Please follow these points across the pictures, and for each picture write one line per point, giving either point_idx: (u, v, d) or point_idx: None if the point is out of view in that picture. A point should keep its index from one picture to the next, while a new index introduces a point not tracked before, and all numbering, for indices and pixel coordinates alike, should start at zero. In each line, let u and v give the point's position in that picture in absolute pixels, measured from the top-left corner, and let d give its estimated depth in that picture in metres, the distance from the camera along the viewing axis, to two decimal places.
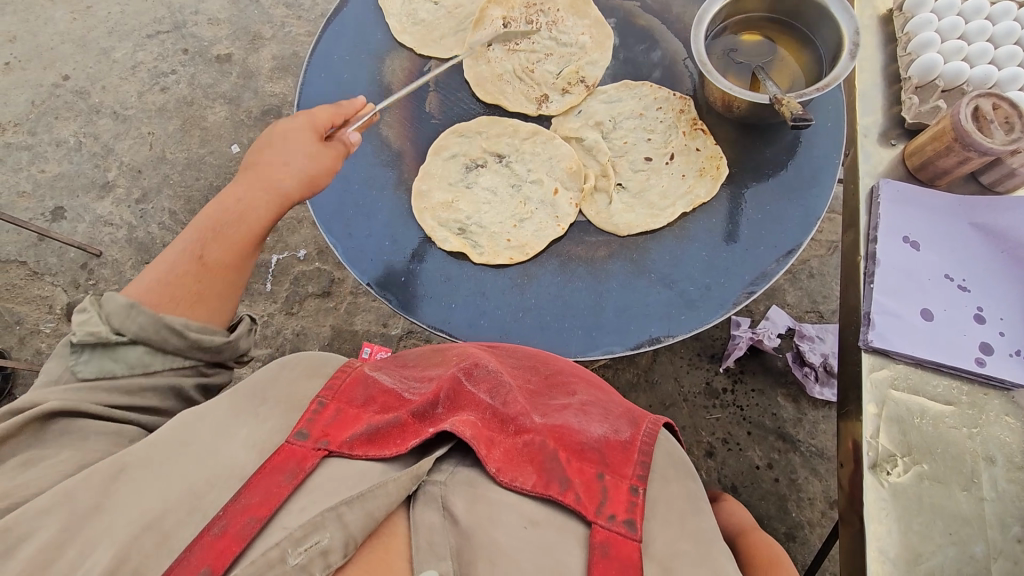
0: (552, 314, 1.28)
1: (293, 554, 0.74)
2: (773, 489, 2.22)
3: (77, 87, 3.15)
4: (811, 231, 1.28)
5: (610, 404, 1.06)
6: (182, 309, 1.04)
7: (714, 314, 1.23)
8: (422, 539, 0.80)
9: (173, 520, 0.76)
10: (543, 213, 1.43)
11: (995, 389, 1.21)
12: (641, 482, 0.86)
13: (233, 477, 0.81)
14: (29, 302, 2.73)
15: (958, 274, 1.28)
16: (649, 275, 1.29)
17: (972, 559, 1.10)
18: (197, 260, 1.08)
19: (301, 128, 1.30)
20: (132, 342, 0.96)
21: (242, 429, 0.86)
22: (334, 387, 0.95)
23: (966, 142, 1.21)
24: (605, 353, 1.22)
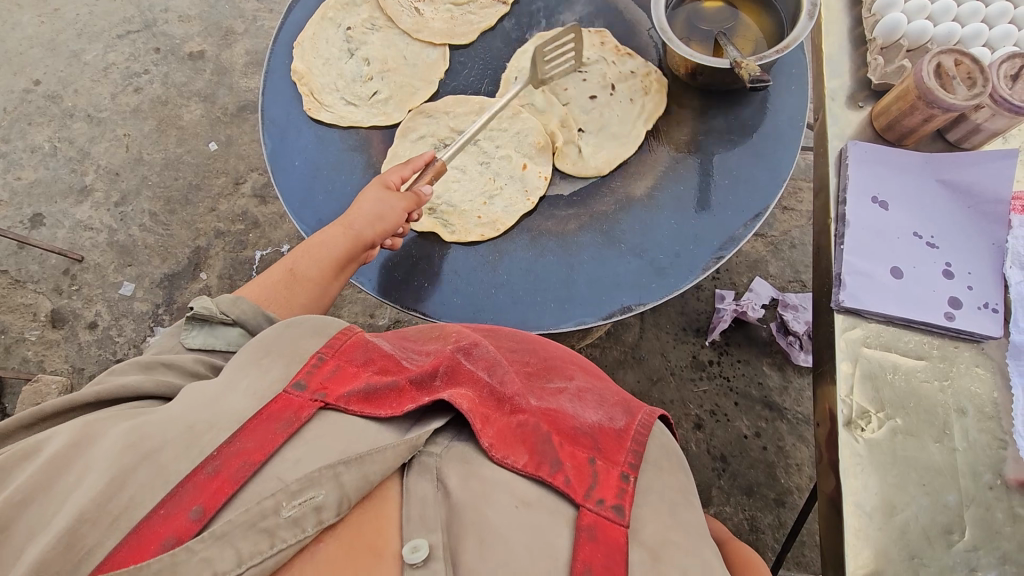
0: (524, 288, 1.29)
1: (287, 507, 0.74)
2: (762, 457, 2.25)
3: (49, 91, 3.11)
4: (778, 193, 1.28)
5: (605, 392, 1.10)
6: (274, 310, 1.11)
7: (684, 280, 1.24)
8: (414, 510, 0.81)
9: (170, 455, 0.77)
10: (513, 184, 1.43)
11: (965, 342, 1.23)
12: (632, 469, 0.88)
13: (233, 418, 0.82)
14: (12, 310, 2.71)
15: (927, 231, 1.29)
16: (620, 244, 1.29)
17: (945, 507, 1.13)
18: (288, 272, 1.16)
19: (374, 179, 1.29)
20: (233, 323, 1.05)
21: (246, 377, 0.87)
22: (336, 346, 0.96)
23: (929, 99, 1.22)
24: (576, 324, 1.23)
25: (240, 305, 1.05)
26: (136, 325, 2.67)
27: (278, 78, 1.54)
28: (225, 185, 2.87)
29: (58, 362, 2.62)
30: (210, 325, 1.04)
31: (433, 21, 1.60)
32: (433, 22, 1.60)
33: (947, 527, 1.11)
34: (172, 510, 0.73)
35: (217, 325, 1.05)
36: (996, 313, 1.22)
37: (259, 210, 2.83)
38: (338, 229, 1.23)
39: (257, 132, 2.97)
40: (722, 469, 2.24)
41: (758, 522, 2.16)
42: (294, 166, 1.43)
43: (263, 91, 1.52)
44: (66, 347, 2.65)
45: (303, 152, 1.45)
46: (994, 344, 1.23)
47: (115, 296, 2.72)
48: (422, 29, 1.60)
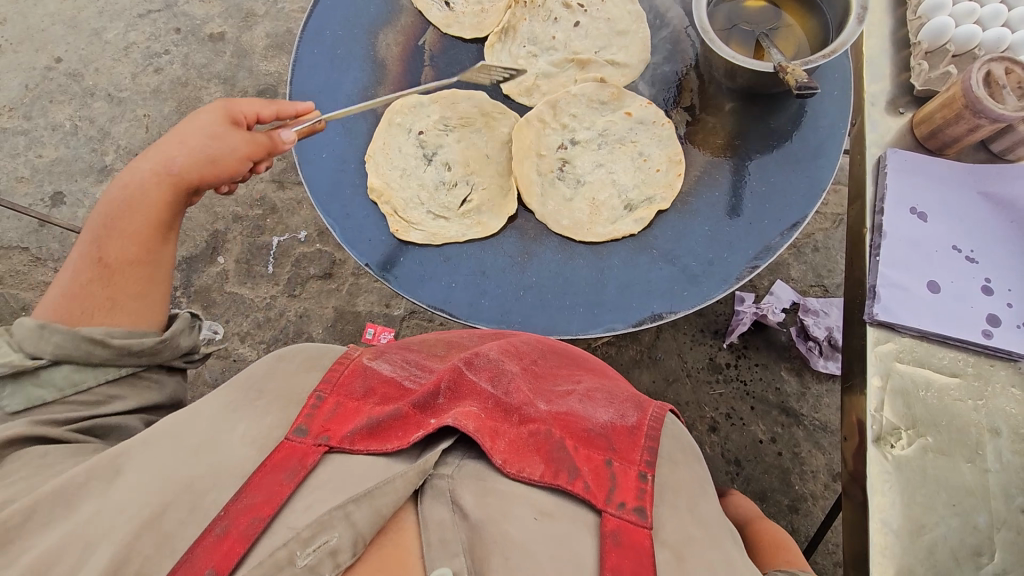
0: (552, 291, 1.26)
1: (302, 555, 0.74)
2: (777, 462, 2.24)
3: (70, 70, 3.10)
4: (816, 203, 1.25)
5: (615, 389, 1.09)
6: (104, 320, 1.08)
7: (717, 290, 1.21)
8: (433, 535, 0.79)
9: (174, 520, 0.77)
10: (564, 186, 1.41)
11: (1000, 361, 1.20)
12: (648, 467, 0.88)
13: (235, 474, 0.82)
14: (33, 288, 2.74)
15: (966, 245, 1.25)
16: (651, 250, 1.27)
17: (975, 529, 1.11)
18: (101, 262, 1.10)
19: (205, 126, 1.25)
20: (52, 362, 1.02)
21: (241, 425, 0.88)
22: (333, 381, 0.96)
23: (976, 109, 1.18)
24: (606, 330, 1.21)
25: (49, 339, 1.01)
26: None
27: (306, 66, 1.50)
28: None
29: None
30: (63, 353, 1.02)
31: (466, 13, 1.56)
32: (464, 15, 1.55)
33: (976, 549, 1.10)
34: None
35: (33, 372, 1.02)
36: None
37: (277, 196, 2.78)
38: (153, 180, 1.17)
39: None
40: (736, 473, 2.23)
41: None
42: (320, 158, 1.41)
43: (291, 78, 1.49)
44: None
45: (330, 146, 1.43)
46: None
47: None
48: (452, 20, 1.54)
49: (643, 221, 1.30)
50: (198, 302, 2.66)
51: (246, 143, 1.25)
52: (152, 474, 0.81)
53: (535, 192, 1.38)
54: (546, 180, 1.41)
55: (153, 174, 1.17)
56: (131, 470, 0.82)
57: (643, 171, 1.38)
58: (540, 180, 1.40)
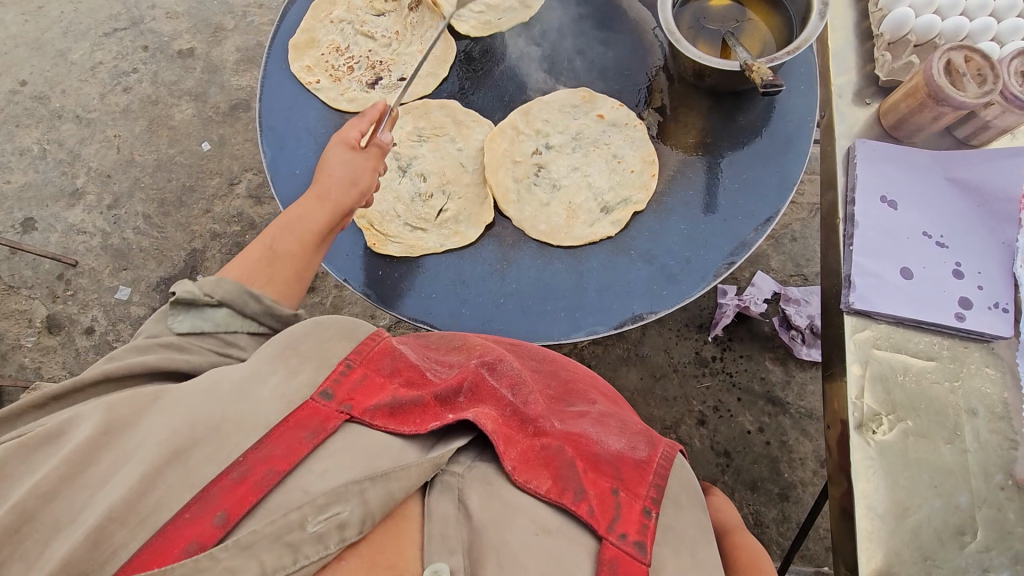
0: (534, 297, 1.26)
1: (312, 521, 0.73)
2: (765, 452, 2.27)
3: (36, 92, 3.04)
4: (787, 198, 1.26)
5: (626, 420, 1.08)
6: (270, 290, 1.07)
7: (694, 288, 1.22)
8: (435, 528, 0.80)
9: (199, 456, 0.77)
10: (540, 191, 1.42)
11: (975, 342, 1.23)
12: (654, 504, 0.87)
13: (261, 423, 0.82)
14: (7, 317, 2.68)
15: (937, 231, 1.26)
16: (628, 252, 1.28)
17: (958, 509, 1.13)
18: (267, 250, 1.10)
19: (347, 162, 1.26)
20: None
21: (274, 378, 0.87)
22: (364, 354, 0.96)
23: (939, 97, 1.20)
24: (588, 333, 1.20)
25: (224, 285, 0.99)
26: (133, 330, 2.64)
27: (276, 82, 1.48)
28: (219, 186, 2.83)
29: (55, 369, 2.60)
30: (197, 308, 0.97)
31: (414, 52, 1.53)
32: (414, 62, 1.53)
33: (959, 529, 1.12)
34: (197, 514, 0.73)
35: None
36: (1007, 313, 1.21)
37: (255, 210, 2.79)
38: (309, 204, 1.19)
39: (250, 130, 2.91)
40: (726, 465, 2.26)
41: (762, 516, 2.19)
42: (294, 174, 1.39)
43: (263, 92, 1.48)
44: (63, 353, 2.62)
45: (304, 160, 1.41)
46: (1004, 344, 1.22)
47: (111, 301, 2.69)
48: (407, 71, 1.52)
49: (619, 221, 1.31)
50: None
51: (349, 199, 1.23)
52: (184, 409, 0.80)
53: (512, 198, 1.38)
54: (521, 186, 1.41)
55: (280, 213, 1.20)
56: (172, 399, 0.82)
57: (618, 172, 1.39)
58: (514, 187, 1.41)
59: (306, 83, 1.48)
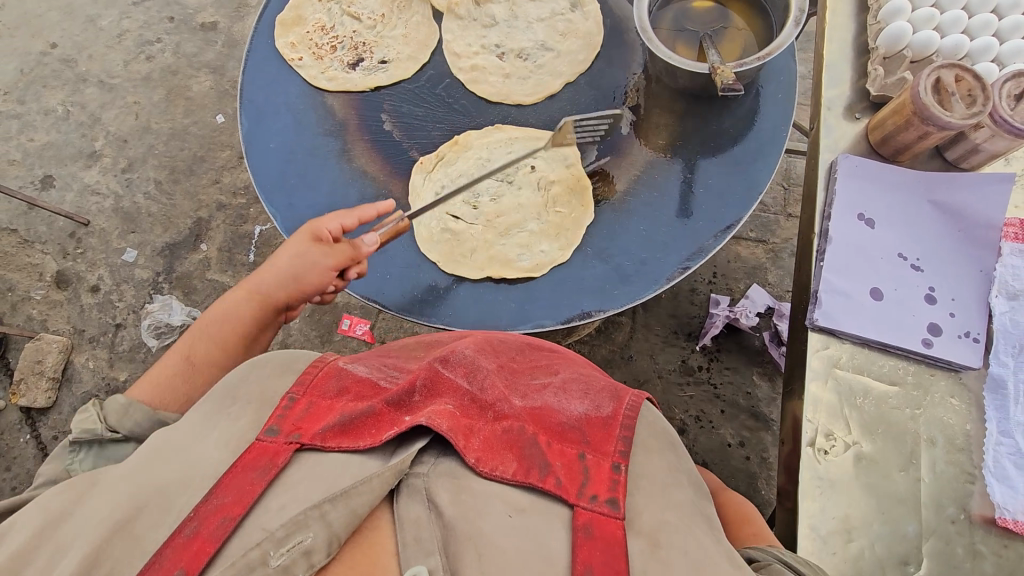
0: (485, 288, 1.23)
1: (275, 555, 0.75)
2: (743, 466, 2.24)
3: (65, 55, 3.14)
4: (751, 206, 1.19)
5: (591, 379, 1.08)
6: (174, 407, 1.06)
7: (643, 292, 1.16)
8: (409, 534, 0.80)
9: (145, 523, 0.78)
10: (527, 192, 1.35)
11: (942, 370, 1.19)
12: (622, 458, 0.89)
13: (206, 476, 0.83)
14: (19, 270, 2.78)
15: (912, 253, 1.23)
16: (586, 249, 1.23)
17: (904, 538, 1.10)
18: (183, 358, 1.10)
19: (295, 251, 1.18)
20: (126, 438, 0.99)
21: (214, 431, 0.89)
22: (306, 382, 0.97)
23: (924, 116, 1.16)
24: (534, 327, 1.17)
25: (130, 420, 0.99)
26: (136, 291, 2.72)
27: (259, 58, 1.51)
28: (229, 158, 2.89)
29: (60, 322, 2.70)
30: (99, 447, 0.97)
31: (399, 35, 1.49)
32: (397, 45, 1.49)
33: (903, 559, 1.09)
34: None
35: (108, 443, 0.98)
36: (976, 343, 1.17)
37: None
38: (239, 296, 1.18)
39: None
40: None
41: None
42: (269, 148, 1.39)
43: (248, 71, 1.50)
44: (69, 308, 2.72)
45: (278, 135, 1.41)
46: (973, 375, 1.18)
47: (117, 262, 2.77)
48: (388, 54, 1.47)
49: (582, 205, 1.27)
50: (180, 289, 2.70)
51: (318, 276, 1.19)
52: (122, 484, 0.82)
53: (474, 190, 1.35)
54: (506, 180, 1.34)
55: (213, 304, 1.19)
56: (110, 480, 0.83)
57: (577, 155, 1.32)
58: (497, 181, 1.34)
59: (289, 59, 1.49)
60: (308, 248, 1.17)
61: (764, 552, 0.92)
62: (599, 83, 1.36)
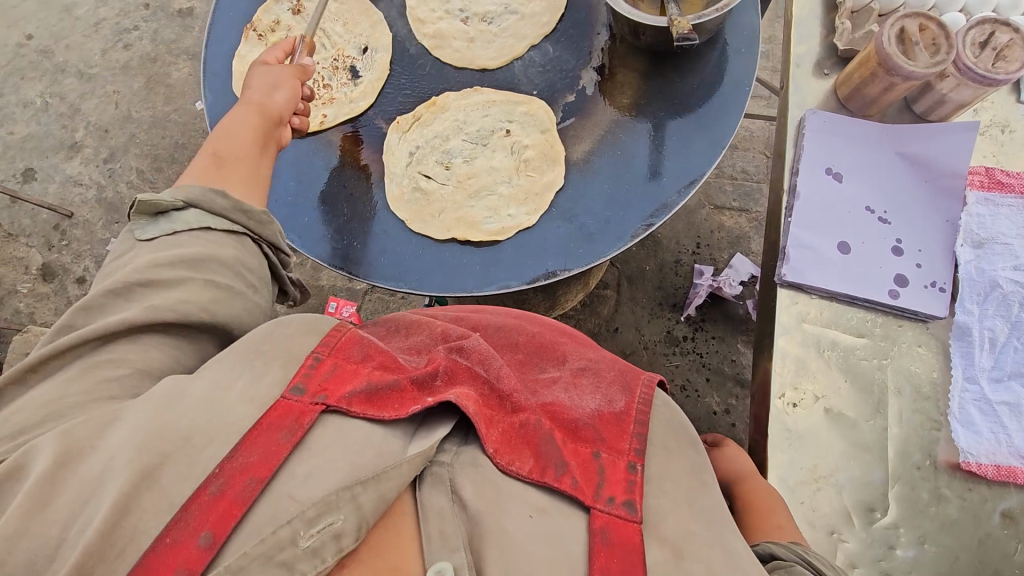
0: (450, 250, 1.17)
1: (304, 536, 0.69)
2: (729, 433, 2.26)
3: (42, 46, 3.11)
4: (716, 160, 1.16)
5: (602, 368, 1.02)
6: (235, 190, 1.02)
7: (611, 248, 1.12)
8: (433, 528, 0.75)
9: (172, 473, 0.69)
10: (501, 156, 1.31)
11: (909, 321, 1.20)
12: (638, 458, 0.85)
13: (233, 430, 0.74)
14: (6, 263, 2.79)
15: (881, 206, 1.23)
16: (549, 209, 1.18)
17: (870, 485, 1.12)
18: (213, 155, 1.04)
19: (277, 69, 1.19)
20: (185, 205, 0.95)
21: (240, 382, 0.79)
22: (331, 344, 0.88)
23: (888, 66, 1.16)
24: (500, 287, 1.11)
25: (185, 184, 0.95)
26: None
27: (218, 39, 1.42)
28: None
29: (48, 314, 2.70)
30: (163, 212, 0.93)
31: (350, 14, 1.42)
32: (355, 32, 1.41)
33: (870, 505, 1.11)
34: (177, 539, 0.66)
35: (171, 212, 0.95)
36: (943, 293, 1.18)
37: None
38: (246, 109, 1.11)
39: None
40: None
41: None
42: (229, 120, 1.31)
43: (202, 96, 1.36)
44: (57, 300, 2.72)
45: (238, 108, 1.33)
46: (939, 325, 1.19)
47: (103, 252, 2.77)
48: (361, 41, 1.39)
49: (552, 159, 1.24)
50: None
51: (282, 104, 1.15)
52: (152, 423, 0.71)
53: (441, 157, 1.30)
54: (480, 143, 1.31)
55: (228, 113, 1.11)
56: (133, 416, 0.72)
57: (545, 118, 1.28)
58: (470, 144, 1.30)
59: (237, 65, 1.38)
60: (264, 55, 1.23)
61: (789, 550, 0.88)
62: (564, 42, 1.33)
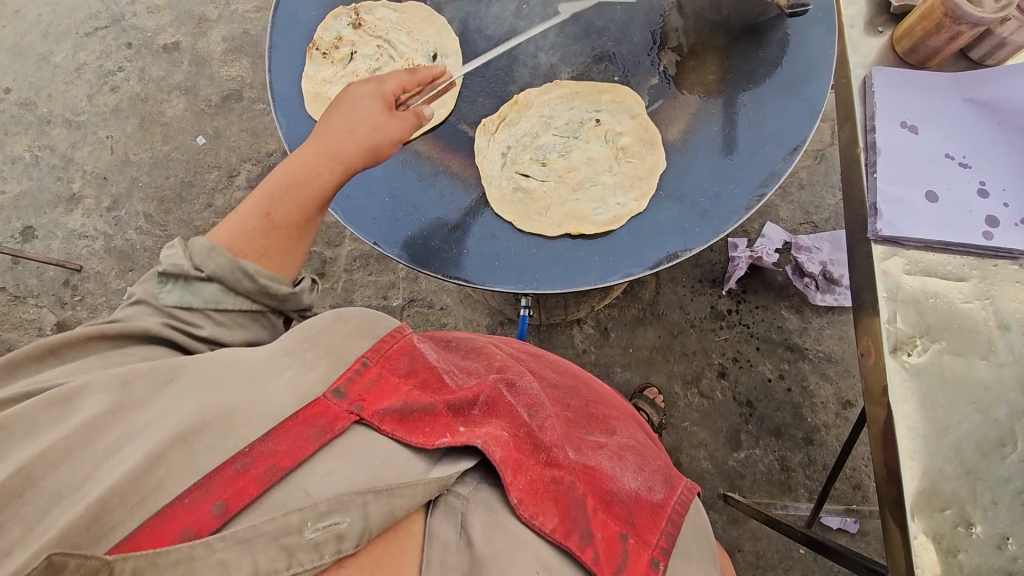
0: (564, 245, 1.27)
1: (311, 527, 0.70)
2: (787, 399, 2.29)
3: (23, 99, 2.99)
4: (813, 125, 1.28)
5: (645, 457, 1.13)
6: (252, 259, 1.00)
7: (728, 222, 1.22)
8: (435, 556, 0.77)
9: (204, 441, 0.75)
10: (595, 145, 1.45)
11: (1004, 259, 1.23)
12: (661, 556, 0.92)
13: (271, 416, 0.80)
14: (17, 328, 2.65)
15: (959, 152, 1.27)
16: (658, 193, 1.29)
17: (996, 423, 1.15)
18: (263, 216, 1.03)
19: (366, 109, 1.18)
20: (207, 279, 0.96)
21: (288, 372, 0.85)
22: (381, 351, 0.94)
23: (956, 15, 1.19)
24: (625, 276, 1.21)
25: (214, 260, 0.95)
26: None
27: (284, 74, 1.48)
28: (218, 179, 2.79)
29: None
30: (184, 282, 0.95)
31: (413, 22, 1.56)
32: (421, 40, 1.54)
33: (1000, 441, 1.14)
34: (197, 500, 0.70)
35: (193, 282, 0.96)
36: None
37: None
38: (327, 163, 1.11)
39: (244, 120, 2.87)
40: (749, 414, 2.29)
41: (789, 461, 2.22)
42: None
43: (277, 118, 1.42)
44: None
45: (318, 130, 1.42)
46: None
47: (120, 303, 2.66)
48: (429, 49, 1.52)
49: (649, 142, 1.36)
50: None
51: (351, 155, 1.13)
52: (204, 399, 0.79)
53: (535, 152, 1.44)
54: (570, 135, 1.45)
55: (297, 160, 1.10)
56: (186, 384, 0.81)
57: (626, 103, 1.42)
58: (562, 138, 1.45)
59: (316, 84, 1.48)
60: (369, 83, 1.22)
61: None
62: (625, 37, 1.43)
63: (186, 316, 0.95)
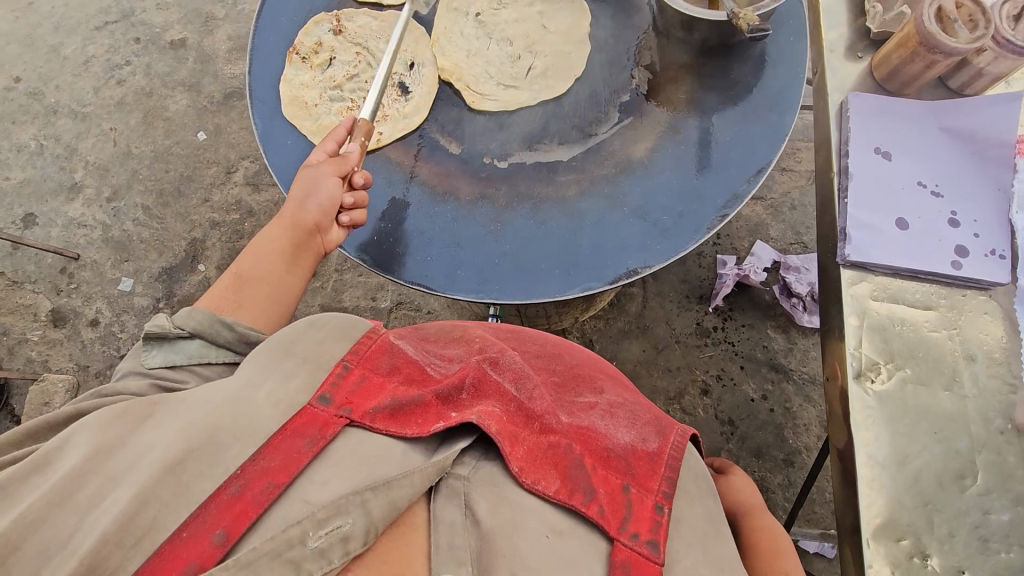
0: (529, 254, 1.28)
1: (313, 536, 0.73)
2: (769, 419, 2.28)
3: (31, 88, 3.05)
4: (778, 147, 1.31)
5: (636, 407, 1.08)
6: (228, 310, 1.08)
7: (688, 240, 1.23)
8: (443, 538, 0.79)
9: (192, 470, 0.74)
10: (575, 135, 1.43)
11: (972, 290, 1.22)
12: (665, 500, 0.90)
13: (258, 434, 0.80)
14: (12, 312, 2.69)
15: (931, 180, 1.26)
16: (623, 208, 1.29)
17: (957, 454, 1.14)
18: (235, 275, 1.13)
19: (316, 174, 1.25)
20: (191, 334, 1.01)
21: (267, 384, 0.86)
22: (360, 353, 0.95)
23: (930, 45, 1.20)
24: (584, 289, 1.22)
25: (194, 316, 1.02)
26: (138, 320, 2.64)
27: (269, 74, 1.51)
28: (217, 175, 2.84)
29: (63, 361, 2.60)
30: (167, 341, 1.00)
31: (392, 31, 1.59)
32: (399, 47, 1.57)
33: (960, 473, 1.13)
34: (194, 533, 0.71)
35: (175, 340, 1.01)
36: (1004, 260, 1.21)
37: (253, 198, 2.79)
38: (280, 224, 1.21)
39: (245, 118, 2.92)
40: (731, 433, 2.27)
41: (768, 482, 2.20)
42: (288, 144, 1.44)
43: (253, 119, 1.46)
44: (71, 345, 2.62)
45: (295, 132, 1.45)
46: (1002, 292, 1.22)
47: (114, 292, 2.69)
48: (407, 57, 1.56)
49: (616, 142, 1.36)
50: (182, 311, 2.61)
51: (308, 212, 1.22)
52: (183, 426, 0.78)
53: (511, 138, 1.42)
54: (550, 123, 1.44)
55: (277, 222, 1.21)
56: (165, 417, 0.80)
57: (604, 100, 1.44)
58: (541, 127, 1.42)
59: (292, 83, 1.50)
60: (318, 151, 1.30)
61: None
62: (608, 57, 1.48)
63: (166, 373, 0.98)
